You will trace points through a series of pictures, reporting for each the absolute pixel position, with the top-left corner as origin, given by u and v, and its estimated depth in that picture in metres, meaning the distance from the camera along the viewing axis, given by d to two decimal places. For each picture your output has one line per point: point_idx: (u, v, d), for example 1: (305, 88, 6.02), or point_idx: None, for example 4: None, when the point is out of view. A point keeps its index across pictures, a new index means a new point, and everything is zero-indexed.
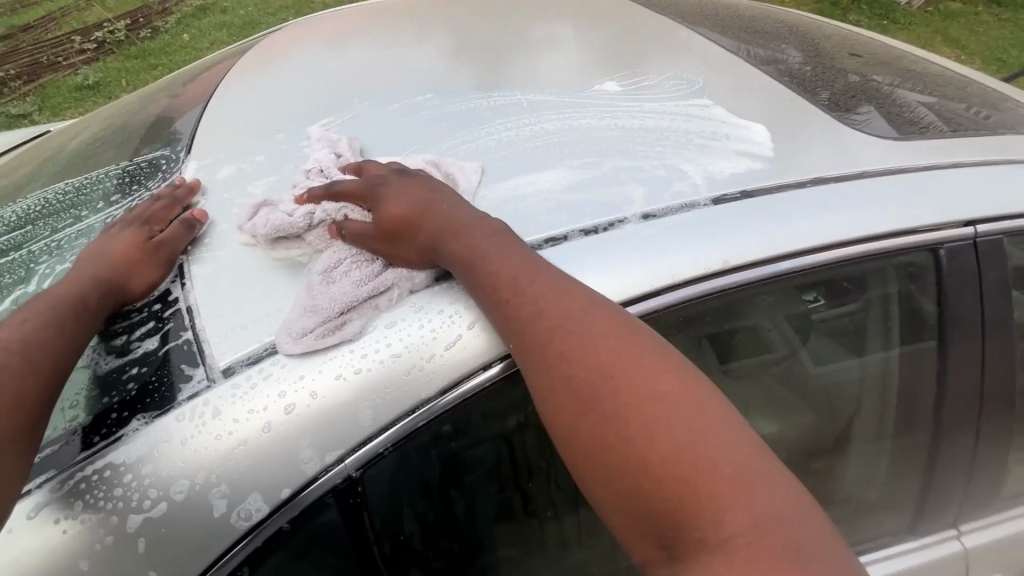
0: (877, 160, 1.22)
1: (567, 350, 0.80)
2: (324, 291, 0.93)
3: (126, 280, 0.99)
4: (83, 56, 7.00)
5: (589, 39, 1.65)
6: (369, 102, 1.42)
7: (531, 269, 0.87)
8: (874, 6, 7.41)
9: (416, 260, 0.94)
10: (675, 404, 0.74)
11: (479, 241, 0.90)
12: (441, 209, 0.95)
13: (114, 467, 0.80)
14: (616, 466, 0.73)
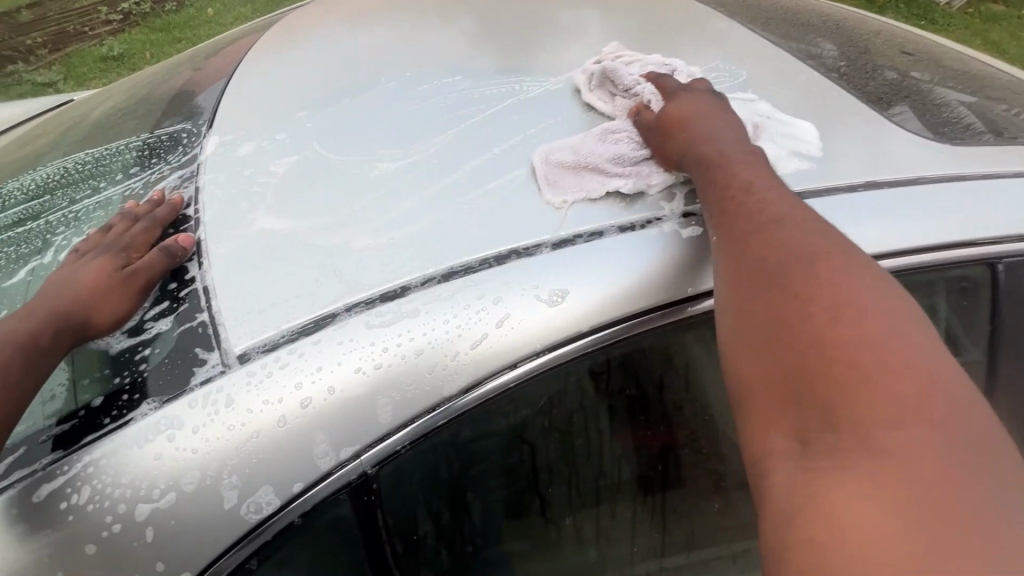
0: (934, 166, 1.14)
1: (774, 244, 0.82)
2: (593, 148, 1.12)
3: (92, 312, 0.92)
4: (108, 27, 7.01)
5: (627, 25, 1.58)
6: (398, 81, 1.37)
7: (767, 181, 0.92)
8: (915, 5, 7.15)
9: (666, 154, 1.07)
10: (881, 315, 0.72)
11: (732, 150, 0.99)
12: (711, 119, 1.06)
13: (123, 452, 0.77)
14: (784, 341, 0.74)
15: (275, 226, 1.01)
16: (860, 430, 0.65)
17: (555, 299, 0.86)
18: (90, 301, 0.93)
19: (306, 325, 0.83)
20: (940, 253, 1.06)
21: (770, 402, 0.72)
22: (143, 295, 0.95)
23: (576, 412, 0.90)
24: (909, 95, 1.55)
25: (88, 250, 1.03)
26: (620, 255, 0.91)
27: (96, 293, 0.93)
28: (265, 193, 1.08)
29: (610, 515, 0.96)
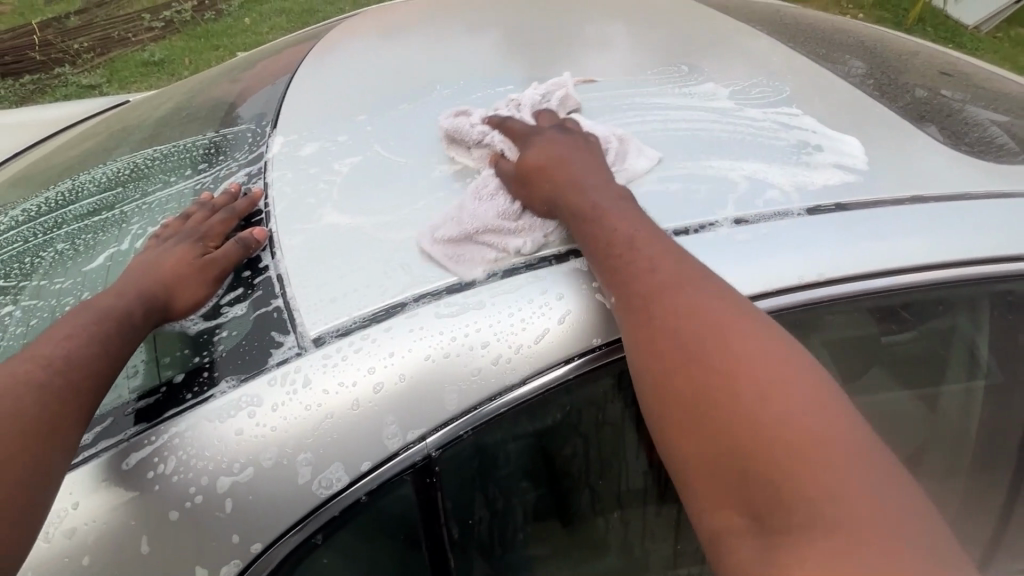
0: (981, 182, 1.16)
1: (674, 310, 0.83)
2: (472, 209, 1.03)
3: (174, 297, 0.98)
4: (150, 33, 7.30)
5: (669, 42, 1.62)
6: (451, 90, 1.43)
7: (646, 227, 0.92)
8: (945, 27, 7.12)
9: (540, 207, 1.02)
10: (772, 365, 0.77)
11: (598, 198, 0.97)
12: (571, 168, 1.03)
13: (205, 425, 0.82)
14: (703, 413, 0.76)
15: (342, 221, 1.06)
16: (792, 488, 0.69)
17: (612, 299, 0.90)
18: (172, 286, 0.99)
19: (376, 313, 0.88)
20: (988, 267, 1.08)
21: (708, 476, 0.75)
22: (219, 284, 1.01)
23: (626, 409, 0.93)
24: (950, 115, 1.57)
25: (166, 243, 1.09)
26: None
27: (177, 278, 0.99)
28: (331, 190, 1.14)
29: (655, 511, 0.99)
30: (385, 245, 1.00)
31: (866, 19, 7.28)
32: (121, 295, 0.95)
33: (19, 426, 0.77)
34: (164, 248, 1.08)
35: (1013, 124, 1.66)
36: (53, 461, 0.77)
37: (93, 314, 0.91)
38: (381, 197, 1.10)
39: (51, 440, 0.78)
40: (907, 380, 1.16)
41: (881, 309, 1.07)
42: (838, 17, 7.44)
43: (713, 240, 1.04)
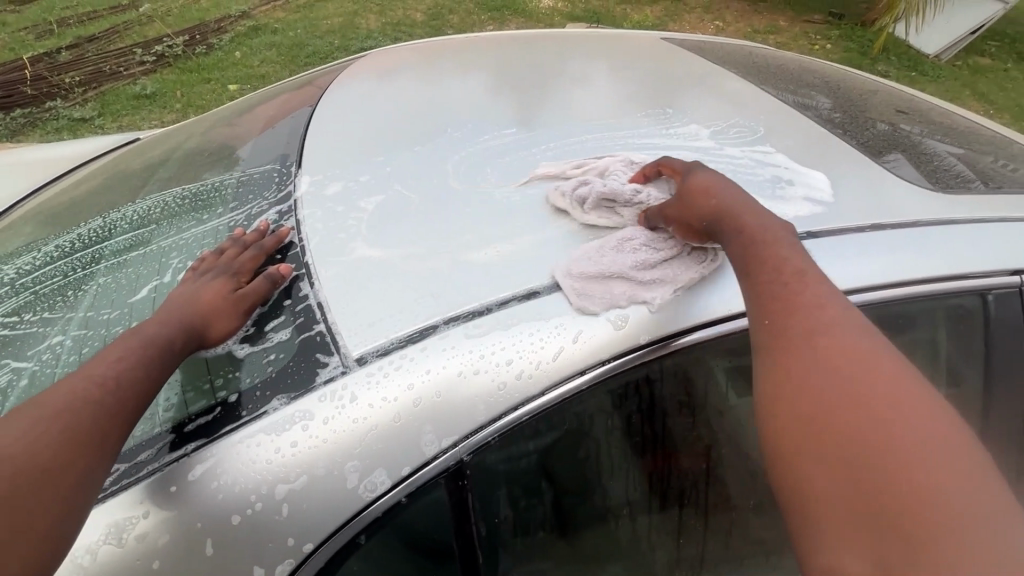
0: (931, 211, 1.33)
1: (835, 346, 0.90)
2: (614, 253, 1.13)
3: (208, 326, 1.07)
4: (142, 68, 7.45)
5: (655, 86, 1.80)
6: (461, 131, 1.57)
7: (805, 267, 1.01)
8: (906, 58, 7.58)
9: (697, 225, 1.12)
10: (917, 410, 0.83)
11: (762, 230, 1.06)
12: (740, 199, 1.12)
13: (262, 438, 0.93)
14: (834, 425, 0.83)
15: (370, 254, 1.18)
16: (904, 506, 0.76)
17: (617, 321, 1.03)
18: (206, 317, 1.08)
19: (411, 335, 1.00)
20: (939, 284, 1.24)
21: (822, 475, 0.82)
22: (248, 316, 1.11)
23: (632, 415, 1.05)
24: (907, 148, 1.76)
25: (201, 276, 1.19)
26: None
27: (211, 310, 1.08)
28: (358, 225, 1.26)
29: (660, 510, 1.10)
30: (412, 275, 1.12)
31: (831, 52, 7.74)
32: (163, 323, 1.04)
33: (77, 434, 0.87)
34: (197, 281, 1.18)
35: (965, 155, 1.85)
36: (98, 465, 0.87)
37: (148, 336, 1.01)
38: (403, 234, 1.23)
39: (102, 446, 0.88)
40: None
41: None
42: (806, 49, 7.90)
43: None
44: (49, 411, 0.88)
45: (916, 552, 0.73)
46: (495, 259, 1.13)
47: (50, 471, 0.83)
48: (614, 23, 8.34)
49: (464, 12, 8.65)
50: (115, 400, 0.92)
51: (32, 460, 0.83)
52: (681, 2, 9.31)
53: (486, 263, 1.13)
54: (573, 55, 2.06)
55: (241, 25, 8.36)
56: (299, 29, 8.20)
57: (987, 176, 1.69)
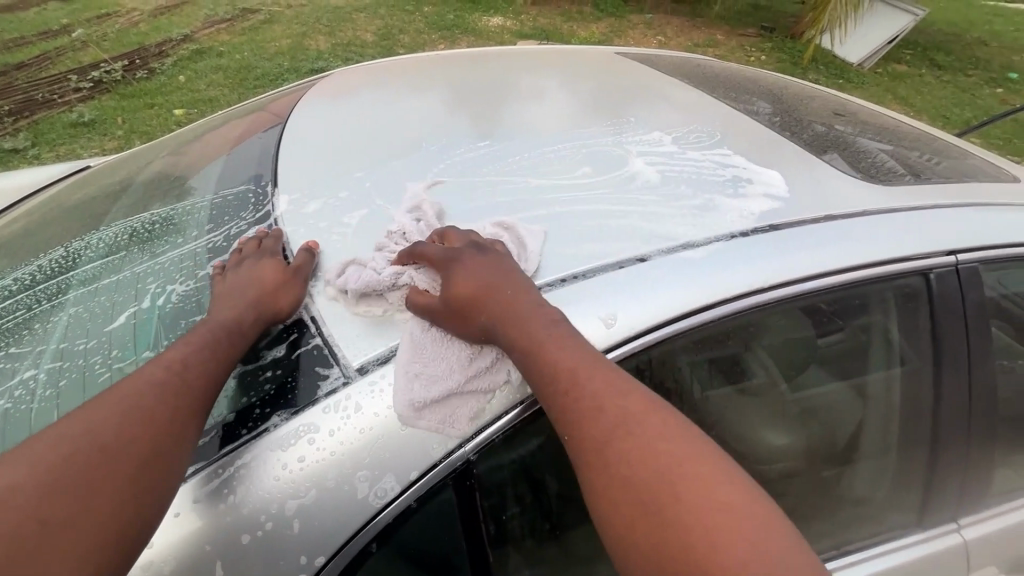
0: (875, 201, 1.46)
1: (627, 448, 0.92)
2: (430, 362, 1.01)
3: (278, 300, 1.10)
4: (79, 94, 7.14)
5: (616, 98, 1.90)
6: (435, 145, 1.60)
7: (580, 357, 0.98)
8: (832, 67, 8.18)
9: (476, 335, 1.03)
10: (701, 478, 0.89)
11: (535, 328, 1.00)
12: (512, 297, 1.04)
13: (267, 455, 0.92)
14: (649, 525, 0.86)
15: (359, 267, 1.19)
16: None
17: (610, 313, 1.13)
18: (270, 293, 1.10)
19: (410, 340, 1.03)
20: (887, 266, 1.36)
21: None
22: (310, 283, 1.15)
23: None
24: (845, 147, 1.92)
25: (237, 270, 1.19)
26: (658, 278, 1.19)
27: (275, 283, 1.11)
28: (344, 240, 1.27)
29: None
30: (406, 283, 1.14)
31: (764, 63, 8.27)
32: (231, 310, 1.08)
33: (146, 431, 0.88)
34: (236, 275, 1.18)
35: (896, 152, 2.04)
36: (178, 457, 0.89)
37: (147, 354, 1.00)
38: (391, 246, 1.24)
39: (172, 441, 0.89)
40: (828, 368, 1.46)
41: (815, 304, 1.32)
42: (742, 61, 8.40)
43: (681, 258, 1.23)
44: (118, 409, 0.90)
45: None
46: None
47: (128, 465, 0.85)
48: (563, 40, 8.62)
49: (415, 31, 8.74)
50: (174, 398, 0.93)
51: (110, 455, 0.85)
52: (625, 19, 9.72)
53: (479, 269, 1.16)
54: (535, 70, 2.14)
55: (185, 48, 8.15)
56: (247, 52, 8.06)
57: (917, 169, 1.87)
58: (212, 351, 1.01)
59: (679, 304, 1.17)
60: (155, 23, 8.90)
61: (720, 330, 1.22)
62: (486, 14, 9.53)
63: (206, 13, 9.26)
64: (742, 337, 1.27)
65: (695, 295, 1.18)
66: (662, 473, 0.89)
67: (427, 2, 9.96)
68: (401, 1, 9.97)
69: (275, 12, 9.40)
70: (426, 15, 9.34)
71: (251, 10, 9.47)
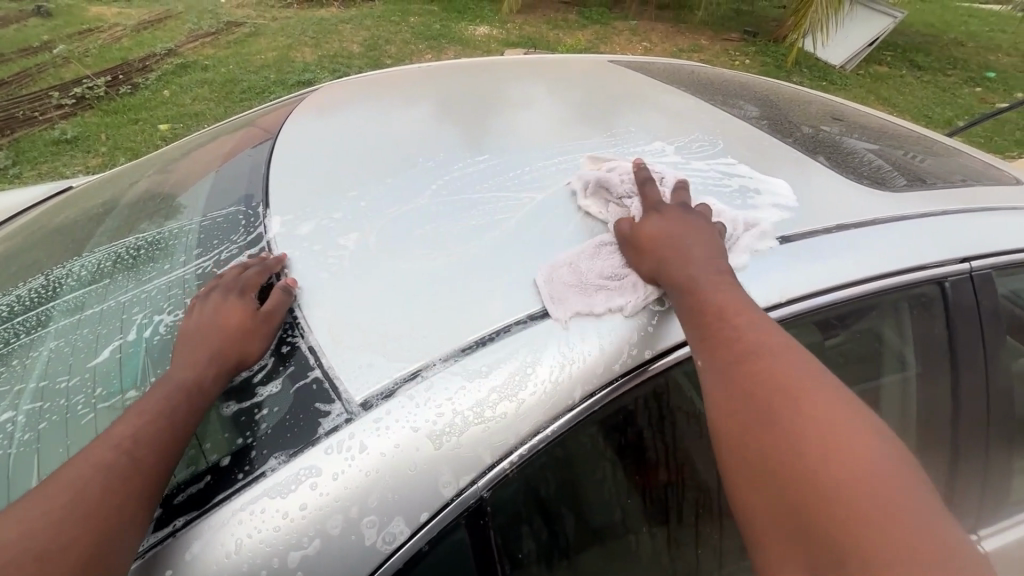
0: (884, 209, 1.43)
1: (756, 370, 0.97)
2: (588, 264, 1.17)
3: (243, 348, 1.04)
4: (61, 111, 7.01)
5: (613, 107, 1.86)
6: (432, 160, 1.55)
7: (734, 301, 1.05)
8: (817, 69, 8.27)
9: (644, 272, 1.14)
10: (827, 406, 0.91)
11: (697, 271, 1.10)
12: (681, 245, 1.16)
13: (266, 503, 0.85)
14: (767, 437, 0.91)
15: (357, 291, 1.13)
16: (836, 511, 0.81)
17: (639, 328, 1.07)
18: (237, 340, 1.05)
19: (416, 370, 0.97)
20: (900, 277, 1.32)
21: (765, 486, 0.88)
22: (280, 330, 1.09)
23: (643, 430, 1.06)
24: (847, 152, 1.90)
25: (207, 305, 1.12)
26: None
27: (239, 335, 1.05)
28: (340, 263, 1.21)
29: (678, 523, 1.11)
30: (406, 308, 1.08)
31: (750, 67, 8.35)
32: (188, 359, 1.01)
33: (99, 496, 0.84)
34: (208, 309, 1.12)
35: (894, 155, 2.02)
36: (126, 532, 0.83)
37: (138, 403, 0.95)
38: (390, 266, 1.19)
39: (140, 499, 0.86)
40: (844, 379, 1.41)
41: (829, 317, 1.28)
42: (728, 65, 8.47)
43: None
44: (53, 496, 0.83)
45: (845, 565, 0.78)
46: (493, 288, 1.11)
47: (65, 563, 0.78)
48: (550, 48, 8.65)
49: (402, 41, 8.73)
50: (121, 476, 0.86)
51: (40, 556, 0.78)
52: (611, 26, 9.78)
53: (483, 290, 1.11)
54: (528, 80, 2.10)
55: (169, 63, 8.05)
56: (232, 65, 7.99)
57: (917, 173, 1.84)
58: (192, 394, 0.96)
59: None
60: (138, 38, 8.79)
61: None
62: (472, 23, 9.54)
63: (190, 26, 9.17)
64: None
65: None
66: (798, 413, 0.91)
67: (413, 12, 9.96)
68: (387, 11, 9.97)
69: (261, 25, 9.35)
70: (413, 25, 9.34)
71: (236, 23, 9.40)
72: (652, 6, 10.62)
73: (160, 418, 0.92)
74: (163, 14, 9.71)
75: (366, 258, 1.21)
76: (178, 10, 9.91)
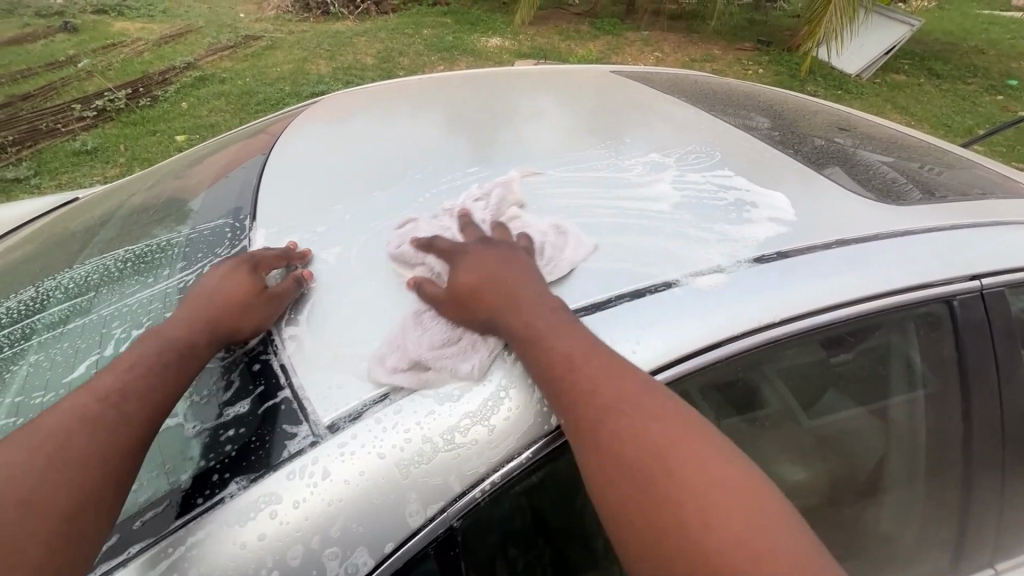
0: (889, 224, 1.36)
1: (621, 434, 0.88)
2: (416, 336, 1.01)
3: (238, 324, 1.05)
4: (83, 123, 7.19)
5: (610, 119, 1.82)
6: (421, 173, 1.53)
7: (583, 346, 0.95)
8: (832, 79, 8.16)
9: (479, 327, 1.00)
10: (693, 460, 0.86)
11: (536, 314, 0.98)
12: (513, 286, 1.03)
13: (225, 531, 0.82)
14: (646, 510, 0.83)
15: (334, 307, 1.11)
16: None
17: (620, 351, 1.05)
18: (238, 312, 1.05)
19: (386, 392, 0.93)
20: (904, 294, 1.26)
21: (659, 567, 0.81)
22: (279, 317, 1.09)
23: None
24: (855, 163, 1.83)
25: (218, 276, 1.13)
26: (655, 315, 1.09)
27: (241, 308, 1.06)
28: (319, 277, 1.18)
29: None
30: (382, 325, 1.05)
31: (764, 76, 8.28)
32: (188, 327, 1.03)
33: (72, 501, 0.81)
34: (217, 278, 1.13)
35: (904, 167, 1.95)
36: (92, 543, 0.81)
37: (128, 358, 0.98)
38: (368, 281, 1.15)
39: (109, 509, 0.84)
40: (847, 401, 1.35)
41: (826, 337, 1.22)
42: (741, 74, 8.41)
43: (681, 292, 1.13)
44: (41, 443, 0.85)
45: None
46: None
47: (43, 511, 0.80)
48: (562, 59, 8.67)
49: (415, 53, 8.83)
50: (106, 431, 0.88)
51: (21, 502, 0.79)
52: (624, 36, 9.79)
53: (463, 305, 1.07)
54: (524, 91, 2.07)
55: (188, 76, 8.23)
56: (249, 77, 8.14)
57: (928, 186, 1.76)
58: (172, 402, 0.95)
59: (679, 344, 1.07)
60: (159, 52, 9.02)
61: (725, 370, 1.12)
62: (484, 35, 9.62)
63: (210, 41, 9.40)
64: (750, 375, 1.16)
65: (700, 332, 1.09)
66: (676, 477, 0.84)
67: (427, 25, 10.07)
68: (400, 24, 10.09)
69: (277, 38, 9.53)
70: (426, 38, 9.44)
71: (254, 37, 9.60)
72: (665, 16, 10.62)
73: (150, 375, 0.95)
74: (184, 28, 9.96)
75: (344, 272, 1.19)
76: (199, 24, 10.15)
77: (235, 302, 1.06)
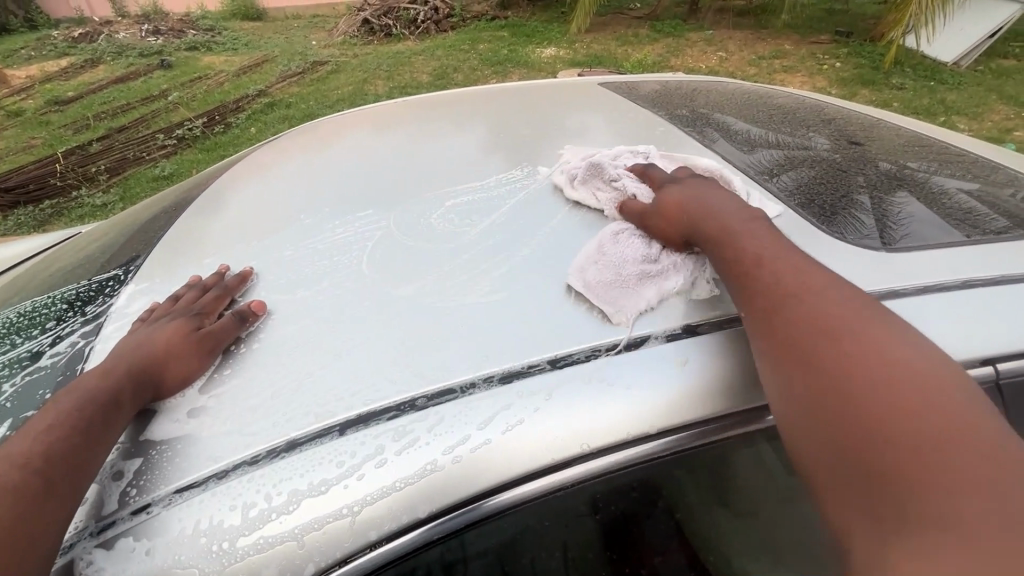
0: (861, 282, 1.03)
1: (799, 311, 0.82)
2: (617, 252, 1.07)
3: (168, 365, 0.91)
4: (163, 150, 7.76)
5: (550, 149, 1.57)
6: (313, 217, 1.35)
7: (781, 251, 0.92)
8: (925, 68, 7.21)
9: (673, 237, 1.06)
10: (889, 348, 0.75)
11: (729, 218, 1.00)
12: (704, 200, 1.06)
13: None
14: (823, 383, 0.75)
15: None
16: (896, 460, 0.66)
17: (423, 467, 0.76)
18: (167, 358, 0.92)
19: (116, 517, 0.76)
20: None
21: (819, 445, 0.73)
22: (214, 355, 0.95)
23: None
24: (914, 193, 1.40)
25: (154, 325, 1.01)
26: (493, 414, 0.80)
27: (168, 353, 0.92)
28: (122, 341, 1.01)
29: None
30: (155, 420, 0.87)
31: (846, 70, 7.46)
32: (107, 374, 0.88)
33: None
34: (150, 328, 1.00)
35: (986, 194, 1.47)
36: None
37: (47, 417, 0.82)
38: (218, 362, 0.95)
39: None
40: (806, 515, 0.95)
41: (742, 447, 0.87)
42: (819, 69, 7.62)
43: (523, 387, 0.83)
44: None
45: (907, 521, 0.63)
46: (254, 399, 0.88)
47: None
48: (620, 66, 8.26)
49: (469, 69, 8.86)
50: (23, 505, 0.70)
51: None
52: (687, 37, 9.24)
53: (234, 405, 0.88)
54: (476, 113, 1.85)
55: (257, 103, 8.74)
56: (310, 100, 8.51)
57: (975, 217, 1.30)
58: (77, 459, 0.77)
59: (505, 467, 0.77)
60: (237, 82, 9.65)
61: (581, 494, 0.80)
62: (540, 45, 9.49)
63: (280, 69, 9.98)
64: (628, 497, 0.83)
65: (549, 443, 0.78)
66: (863, 361, 0.74)
67: (483, 40, 10.08)
68: (457, 41, 10.17)
69: (341, 63, 9.93)
70: (482, 53, 9.44)
71: (319, 64, 10.07)
72: (733, 15, 9.97)
73: (76, 428, 0.79)
74: (260, 59, 10.64)
75: (147, 329, 0.99)
76: (273, 54, 10.80)
77: (166, 349, 0.93)
